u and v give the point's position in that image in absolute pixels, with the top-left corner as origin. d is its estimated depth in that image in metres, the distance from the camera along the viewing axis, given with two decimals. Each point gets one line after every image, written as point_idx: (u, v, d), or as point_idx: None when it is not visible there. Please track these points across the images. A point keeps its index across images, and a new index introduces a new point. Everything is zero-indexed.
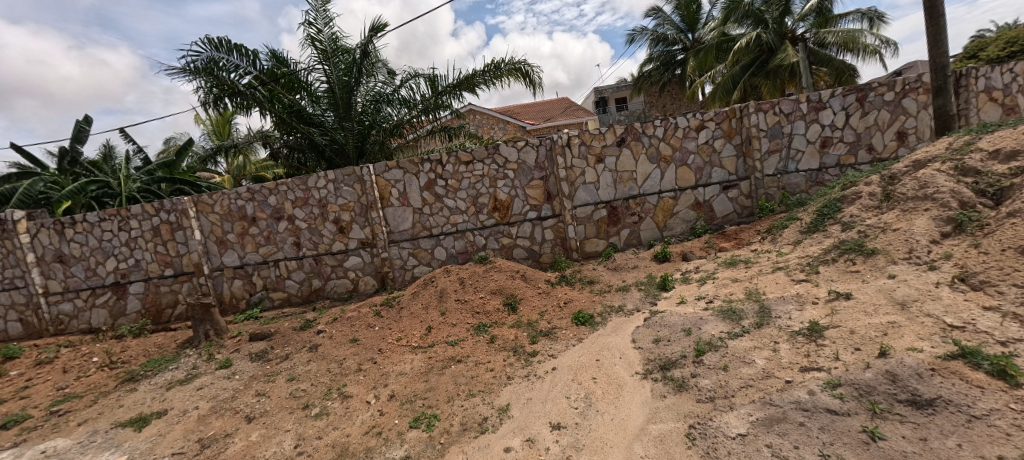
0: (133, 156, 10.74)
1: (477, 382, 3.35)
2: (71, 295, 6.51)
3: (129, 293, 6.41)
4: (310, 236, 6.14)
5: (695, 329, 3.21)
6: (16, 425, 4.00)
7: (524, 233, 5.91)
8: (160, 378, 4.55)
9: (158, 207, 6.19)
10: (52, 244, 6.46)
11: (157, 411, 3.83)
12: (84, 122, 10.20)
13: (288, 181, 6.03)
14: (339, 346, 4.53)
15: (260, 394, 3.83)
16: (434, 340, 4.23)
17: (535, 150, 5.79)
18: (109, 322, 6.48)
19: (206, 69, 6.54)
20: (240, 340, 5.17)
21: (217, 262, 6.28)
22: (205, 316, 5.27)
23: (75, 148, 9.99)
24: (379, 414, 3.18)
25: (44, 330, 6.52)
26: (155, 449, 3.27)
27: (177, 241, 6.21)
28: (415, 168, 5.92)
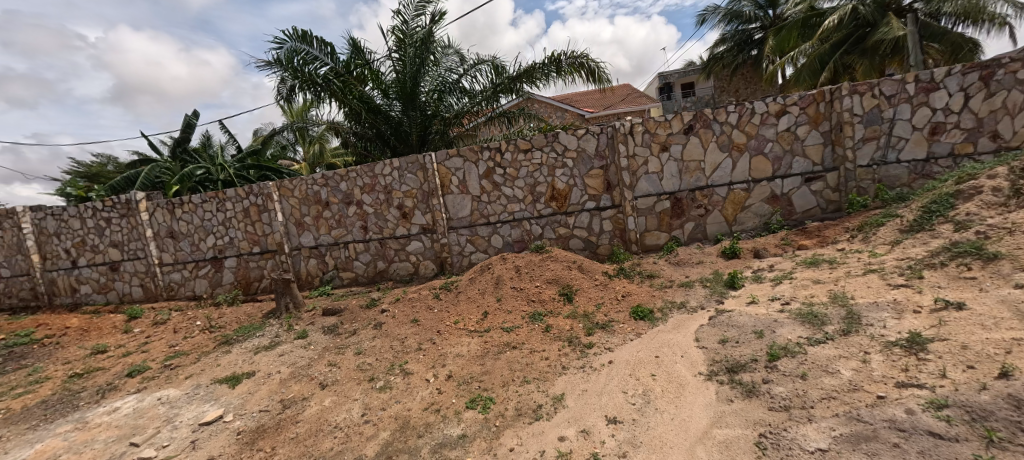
0: (228, 144, 11.94)
1: (532, 370, 3.38)
2: (179, 266, 7.45)
3: (225, 266, 7.21)
4: (376, 220, 6.49)
5: (768, 331, 2.98)
6: (140, 374, 4.70)
7: (581, 223, 5.82)
8: (249, 343, 5.08)
9: (248, 191, 6.85)
10: (165, 222, 7.41)
11: (246, 372, 4.29)
12: (192, 116, 11.48)
13: (358, 168, 6.40)
14: (401, 325, 4.78)
15: (332, 365, 4.15)
16: (490, 326, 4.33)
17: (596, 137, 5.63)
18: (209, 291, 7.34)
19: (288, 63, 7.08)
20: (314, 314, 5.63)
21: (296, 242, 6.85)
22: (286, 290, 5.79)
23: (183, 137, 11.33)
24: (437, 392, 3.33)
25: (160, 295, 7.56)
26: (246, 405, 3.68)
27: (263, 221, 6.85)
28: (474, 156, 6.01)
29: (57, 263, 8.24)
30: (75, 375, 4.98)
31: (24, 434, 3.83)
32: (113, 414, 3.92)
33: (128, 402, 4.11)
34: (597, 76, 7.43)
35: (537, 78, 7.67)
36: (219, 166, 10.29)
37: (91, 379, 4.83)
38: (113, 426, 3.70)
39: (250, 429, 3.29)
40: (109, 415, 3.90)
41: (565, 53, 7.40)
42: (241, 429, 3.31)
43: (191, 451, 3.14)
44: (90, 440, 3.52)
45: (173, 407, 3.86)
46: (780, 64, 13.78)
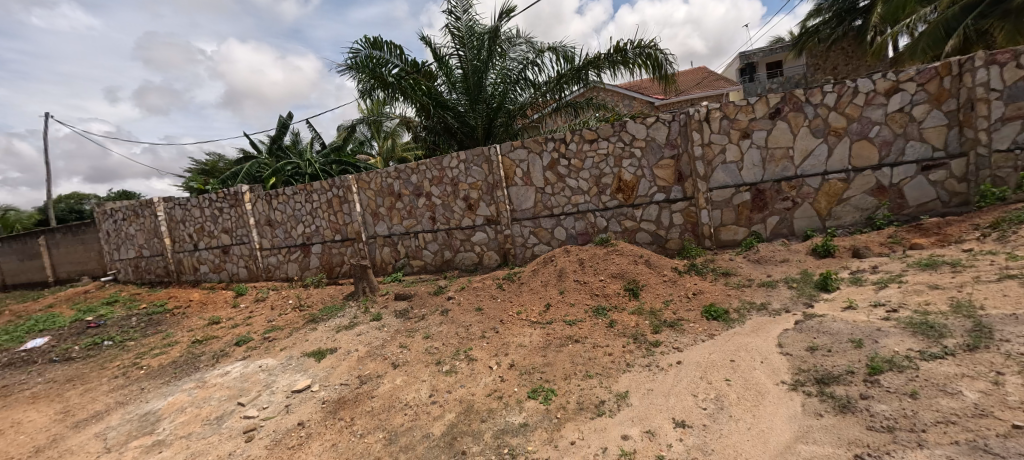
0: (314, 142, 13.00)
1: (595, 365, 3.31)
2: (275, 250, 8.31)
3: (311, 252, 7.90)
4: (443, 211, 6.72)
5: (868, 341, 2.65)
6: (245, 344, 5.34)
7: (649, 216, 5.56)
8: (332, 322, 5.54)
9: (331, 184, 7.43)
10: (264, 211, 8.30)
11: (329, 348, 4.69)
12: (286, 117, 12.68)
13: (428, 161, 6.66)
14: (466, 312, 4.93)
15: (403, 346, 4.39)
16: (552, 318, 4.30)
17: (668, 125, 5.31)
18: (299, 274, 8.11)
19: (364, 65, 7.52)
20: (388, 298, 6.00)
21: (371, 231, 7.32)
22: (363, 275, 6.22)
23: (278, 137, 12.55)
24: (500, 380, 3.39)
25: (260, 276, 8.50)
26: (329, 378, 4.02)
27: (344, 212, 7.39)
28: (539, 147, 5.96)
29: (181, 245, 9.60)
30: (196, 341, 5.79)
31: (160, 387, 4.54)
32: (225, 376, 4.50)
33: (236, 367, 4.69)
34: (662, 69, 7.07)
35: (603, 67, 7.40)
36: (307, 162, 11.27)
37: (207, 345, 5.58)
38: (224, 386, 4.24)
39: (333, 400, 3.60)
40: (222, 377, 4.48)
41: (631, 42, 7.06)
42: (325, 399, 3.62)
43: (285, 415, 3.51)
44: (206, 397, 4.07)
45: (271, 374, 4.33)
46: (891, 35, 12.01)
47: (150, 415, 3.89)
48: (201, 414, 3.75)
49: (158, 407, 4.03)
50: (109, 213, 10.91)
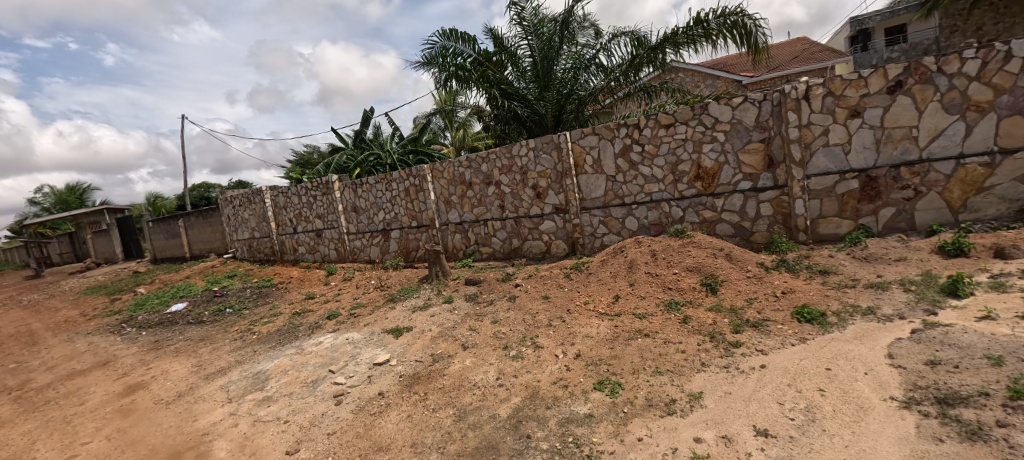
0: (393, 134, 13.79)
1: (666, 361, 3.15)
2: (359, 235, 8.99)
3: (390, 237, 8.42)
4: (512, 200, 6.77)
5: (1011, 359, 2.21)
6: (335, 318, 5.88)
7: (733, 206, 5.13)
8: (408, 303, 5.89)
9: (408, 173, 7.83)
10: (350, 199, 9.01)
11: (406, 327, 4.99)
12: (369, 111, 13.52)
13: (498, 150, 6.74)
14: (533, 300, 4.96)
15: (472, 330, 4.54)
16: (621, 310, 4.17)
17: (759, 106, 4.82)
18: (379, 257, 8.71)
19: (439, 57, 7.82)
20: (459, 283, 6.23)
21: (444, 218, 7.61)
22: (436, 260, 6.50)
23: (362, 130, 13.49)
24: (566, 369, 3.36)
25: (347, 258, 9.27)
26: (406, 353, 4.29)
27: (419, 199, 7.77)
28: (611, 133, 5.75)
29: (283, 228, 10.77)
30: (295, 313, 6.49)
31: (268, 350, 5.18)
32: (318, 345, 4.99)
33: (327, 338, 5.19)
34: (752, 36, 6.37)
35: (682, 45, 6.88)
36: (387, 153, 12.00)
37: (305, 317, 6.23)
38: (317, 354, 4.72)
39: (409, 374, 3.83)
40: (316, 346, 4.98)
41: (713, 11, 6.48)
42: (402, 374, 3.87)
43: (367, 384, 3.81)
44: (303, 362, 4.55)
45: (356, 346, 4.72)
46: None
47: (260, 374, 4.45)
48: (299, 377, 4.20)
49: (266, 368, 4.59)
50: (229, 200, 12.58)
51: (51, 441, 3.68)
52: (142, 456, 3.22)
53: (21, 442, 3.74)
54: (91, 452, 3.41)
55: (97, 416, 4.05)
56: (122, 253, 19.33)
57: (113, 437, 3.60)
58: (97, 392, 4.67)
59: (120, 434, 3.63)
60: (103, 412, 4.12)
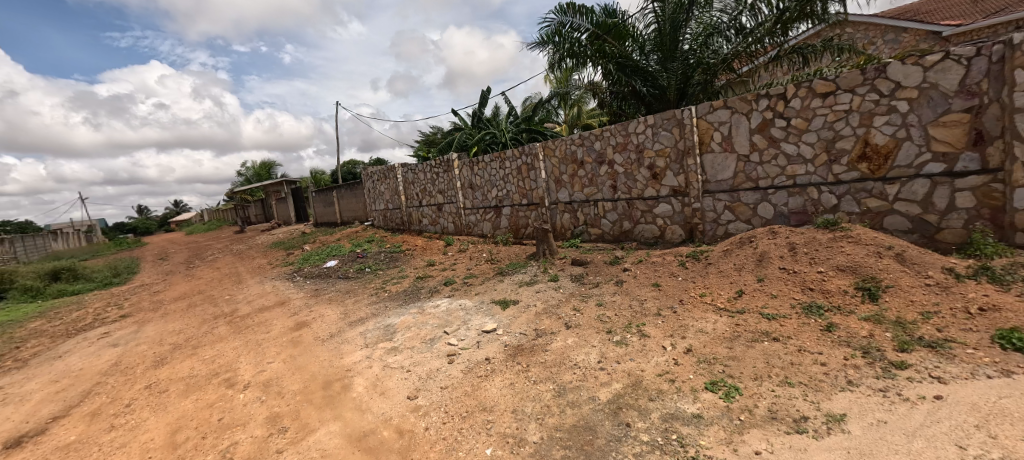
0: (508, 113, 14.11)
1: (799, 372, 2.71)
2: (474, 210, 9.50)
3: (502, 214, 8.73)
4: (625, 180, 6.43)
5: None
6: (451, 285, 6.36)
7: (911, 194, 4.12)
8: (516, 277, 6.07)
9: (521, 151, 7.98)
10: (467, 176, 9.54)
11: (513, 300, 5.17)
12: (485, 91, 14.00)
13: (612, 127, 6.43)
14: (642, 286, 4.69)
15: (576, 310, 4.49)
16: (745, 307, 3.70)
17: (967, 65, 3.71)
18: (491, 232, 9.12)
19: (555, 33, 7.54)
20: (565, 262, 6.20)
21: (554, 198, 7.59)
22: (544, 238, 6.55)
23: (479, 110, 14.06)
24: (674, 362, 3.12)
25: (463, 231, 9.90)
26: (512, 324, 4.45)
27: (531, 178, 7.88)
28: (747, 106, 5.04)
29: (411, 202, 11.92)
30: (419, 277, 7.19)
31: (396, 307, 5.84)
32: (436, 308, 5.45)
33: (443, 302, 5.64)
34: None
35: None
36: (502, 131, 12.37)
37: (426, 282, 6.87)
38: (435, 315, 5.16)
39: (513, 345, 3.95)
40: (434, 308, 5.45)
41: None
42: (507, 343, 4.01)
43: (476, 348, 4.05)
44: (423, 321, 5.02)
45: (467, 313, 5.04)
46: None
47: (390, 327, 5.04)
48: (420, 334, 4.65)
49: (394, 322, 5.18)
50: (369, 175, 14.33)
51: (248, 357, 4.71)
52: (304, 380, 3.92)
53: (230, 355, 4.85)
54: (273, 369, 4.27)
55: (277, 343, 5.05)
56: (295, 218, 23.60)
57: (287, 360, 4.45)
58: (277, 324, 5.82)
59: (292, 359, 4.47)
60: (281, 341, 5.12)
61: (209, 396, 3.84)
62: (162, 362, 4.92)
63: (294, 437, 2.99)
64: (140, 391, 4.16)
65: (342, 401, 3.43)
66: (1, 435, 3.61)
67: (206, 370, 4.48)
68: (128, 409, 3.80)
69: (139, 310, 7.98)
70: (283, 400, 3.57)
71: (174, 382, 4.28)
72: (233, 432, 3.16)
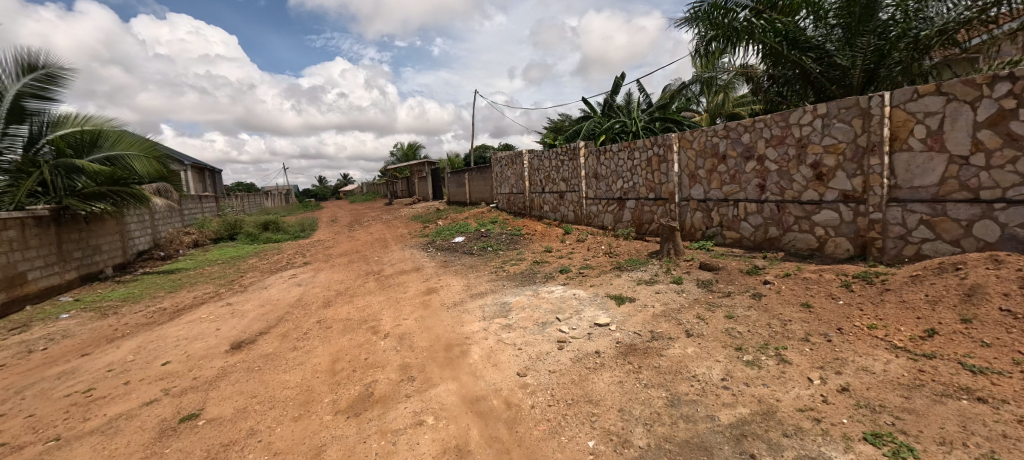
0: (643, 100, 13.33)
1: (1017, 449, 2.03)
2: (596, 201, 9.29)
3: (625, 207, 8.37)
4: (778, 180, 5.59)
5: None
6: (567, 273, 6.37)
7: None
8: (635, 274, 5.79)
9: (654, 142, 7.52)
10: (593, 165, 9.36)
11: (629, 296, 4.95)
12: (619, 77, 13.42)
13: (767, 116, 5.61)
14: (787, 304, 4.04)
15: (700, 318, 4.09)
16: (936, 352, 2.92)
17: None
18: (611, 225, 8.83)
19: (709, 11, 6.82)
20: (692, 265, 5.68)
21: (686, 194, 6.98)
22: (670, 236, 6.09)
23: (612, 97, 13.57)
24: (821, 399, 2.63)
25: (582, 221, 9.78)
26: (627, 322, 4.26)
27: (661, 171, 7.37)
28: (972, 93, 3.88)
29: (534, 187, 12.20)
30: (537, 261, 7.37)
31: (513, 287, 6.10)
32: (550, 293, 5.53)
33: (558, 288, 5.69)
34: None
35: None
36: (633, 119, 11.82)
37: (543, 266, 7.01)
38: (548, 300, 5.24)
39: (626, 343, 3.79)
40: (549, 293, 5.54)
41: None
42: (619, 340, 3.86)
43: (588, 339, 4.00)
44: (537, 304, 5.14)
45: (581, 303, 5.00)
46: None
47: (506, 304, 5.30)
48: (533, 316, 4.77)
49: (510, 300, 5.43)
50: (498, 160, 15.05)
51: (389, 311, 5.43)
52: (430, 340, 4.34)
53: (376, 307, 5.66)
54: (407, 325, 4.84)
55: (412, 303, 5.71)
56: (433, 195, 26.21)
57: (418, 320, 5.00)
58: (412, 287, 6.58)
59: (422, 319, 5.01)
60: (415, 301, 5.78)
61: (360, 338, 4.53)
62: (328, 304, 5.97)
63: (419, 387, 3.35)
64: (314, 324, 5.13)
65: (460, 364, 3.72)
66: (230, 337, 4.82)
67: (359, 316, 5.31)
68: (305, 336, 4.73)
69: (315, 260, 9.81)
70: (413, 353, 4.03)
71: (336, 321, 5.17)
72: (375, 372, 3.69)
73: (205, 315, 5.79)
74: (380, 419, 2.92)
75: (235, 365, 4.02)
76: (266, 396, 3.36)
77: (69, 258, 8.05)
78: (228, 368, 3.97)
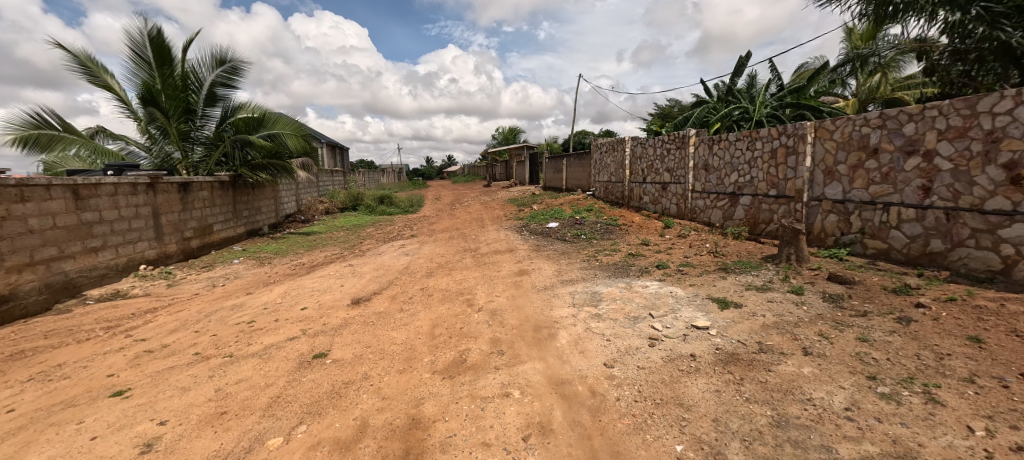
0: (771, 83, 11.81)
1: None
2: (704, 195, 8.57)
3: (739, 203, 7.60)
4: (951, 182, 4.59)
5: None
6: (664, 269, 6.05)
7: None
8: (743, 278, 5.27)
9: (782, 131, 6.66)
10: (704, 156, 8.64)
11: (735, 302, 4.53)
12: (744, 57, 12.05)
13: (944, 102, 4.61)
14: (946, 335, 3.35)
15: (823, 336, 3.59)
16: None
17: None
18: (720, 222, 8.08)
19: None
20: (817, 275, 4.99)
21: (818, 192, 6.09)
22: (793, 240, 5.40)
23: (733, 80, 12.26)
24: (984, 454, 2.16)
25: (686, 215, 9.13)
26: (729, 329, 3.93)
27: (789, 165, 6.53)
28: None
29: (635, 177, 11.69)
30: (632, 253, 7.10)
31: (605, 277, 5.99)
32: (644, 287, 5.32)
33: (652, 284, 5.43)
34: None
35: None
36: (757, 105, 10.72)
37: (638, 259, 6.74)
38: (642, 295, 5.02)
39: (726, 351, 3.51)
40: (643, 287, 5.33)
41: None
42: (719, 347, 3.58)
43: (682, 340, 3.78)
44: (629, 297, 4.99)
45: (678, 302, 4.72)
46: None
47: (596, 294, 5.24)
48: (624, 309, 4.64)
49: (601, 290, 5.35)
50: (598, 147, 14.69)
51: (483, 287, 5.73)
52: (520, 319, 4.49)
53: (471, 281, 6.01)
54: (499, 302, 5.08)
55: (504, 282, 5.95)
56: (530, 179, 26.61)
57: (509, 298, 5.20)
58: (505, 266, 6.83)
59: (513, 298, 5.21)
60: (507, 281, 6.01)
61: (456, 308, 4.87)
62: (430, 274, 6.50)
63: (508, 361, 3.51)
64: (418, 291, 5.64)
65: (548, 346, 3.80)
66: (350, 293, 5.54)
67: (456, 288, 5.70)
68: (410, 300, 5.23)
69: (421, 234, 10.67)
70: (503, 329, 4.22)
71: (436, 291, 5.63)
72: (469, 341, 3.94)
73: (333, 272, 6.73)
74: (472, 385, 3.13)
75: (354, 318, 4.63)
76: (378, 348, 3.82)
77: (240, 215, 9.91)
78: (349, 319, 4.58)
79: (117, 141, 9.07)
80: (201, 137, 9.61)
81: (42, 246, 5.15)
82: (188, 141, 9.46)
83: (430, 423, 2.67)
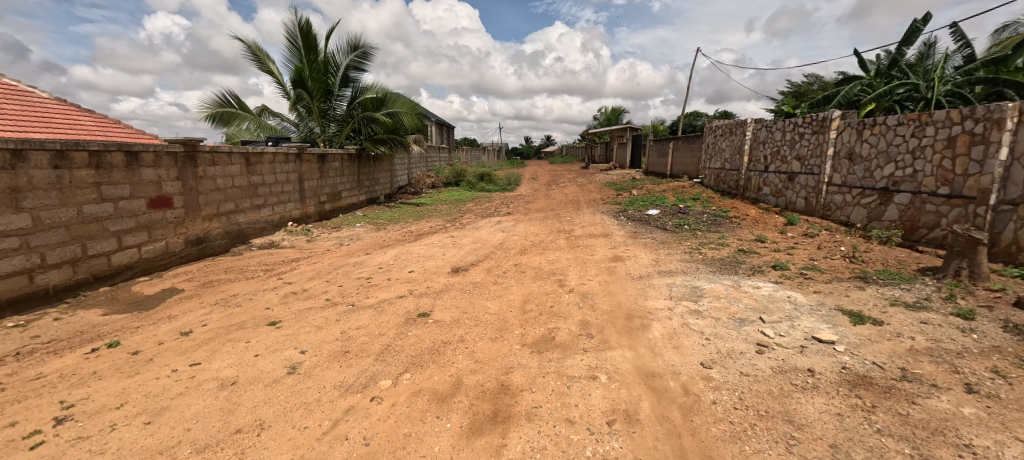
0: (957, 52, 9.51)
1: None
2: (844, 189, 7.35)
3: (893, 201, 6.39)
4: None
5: None
6: (781, 270, 5.39)
7: None
8: (888, 290, 4.46)
9: (968, 115, 5.37)
10: (848, 142, 7.36)
11: (873, 318, 3.88)
12: (919, 21, 9.83)
13: None
14: None
15: (997, 374, 2.91)
16: None
17: None
18: (862, 222, 6.89)
19: None
20: (1000, 298, 4.01)
21: (1014, 194, 4.83)
22: (968, 252, 4.40)
23: (901, 50, 10.12)
24: None
25: (816, 211, 7.96)
26: (861, 347, 3.39)
27: (972, 158, 5.27)
28: None
29: (755, 165, 10.46)
30: (743, 249, 6.45)
31: (708, 272, 5.55)
32: (755, 288, 4.82)
33: (766, 286, 4.88)
34: None
35: None
36: (933, 82, 8.74)
37: (750, 257, 6.09)
38: (752, 297, 4.55)
39: (856, 372, 3.04)
40: (754, 288, 4.83)
41: None
42: (845, 366, 3.12)
43: (798, 352, 3.37)
44: (736, 297, 4.57)
45: (796, 309, 4.19)
46: None
47: (696, 289, 4.89)
48: (729, 309, 4.27)
49: (703, 286, 4.98)
50: (713, 130, 13.39)
51: (575, 269, 5.72)
52: (611, 305, 4.40)
53: (564, 262, 6.03)
54: (590, 285, 5.03)
55: (597, 266, 5.86)
56: (631, 163, 25.41)
57: (601, 283, 5.12)
58: (599, 251, 6.71)
59: (606, 283, 5.11)
60: (600, 265, 5.90)
61: (548, 287, 4.95)
62: (523, 252, 6.66)
63: (596, 346, 3.49)
64: (511, 266, 5.85)
65: (640, 336, 3.68)
66: (450, 262, 5.94)
67: (548, 267, 5.78)
68: (503, 274, 5.45)
69: (517, 212, 10.94)
70: (594, 313, 4.18)
71: (529, 268, 5.77)
72: (558, 320, 4.00)
73: (436, 241, 7.27)
74: (559, 362, 3.20)
75: (453, 285, 4.98)
76: (473, 315, 4.07)
77: (363, 185, 11.14)
78: (448, 286, 4.94)
79: (275, 117, 10.74)
80: (336, 115, 10.92)
81: (225, 201, 6.39)
82: (326, 118, 10.85)
83: (517, 391, 2.80)
